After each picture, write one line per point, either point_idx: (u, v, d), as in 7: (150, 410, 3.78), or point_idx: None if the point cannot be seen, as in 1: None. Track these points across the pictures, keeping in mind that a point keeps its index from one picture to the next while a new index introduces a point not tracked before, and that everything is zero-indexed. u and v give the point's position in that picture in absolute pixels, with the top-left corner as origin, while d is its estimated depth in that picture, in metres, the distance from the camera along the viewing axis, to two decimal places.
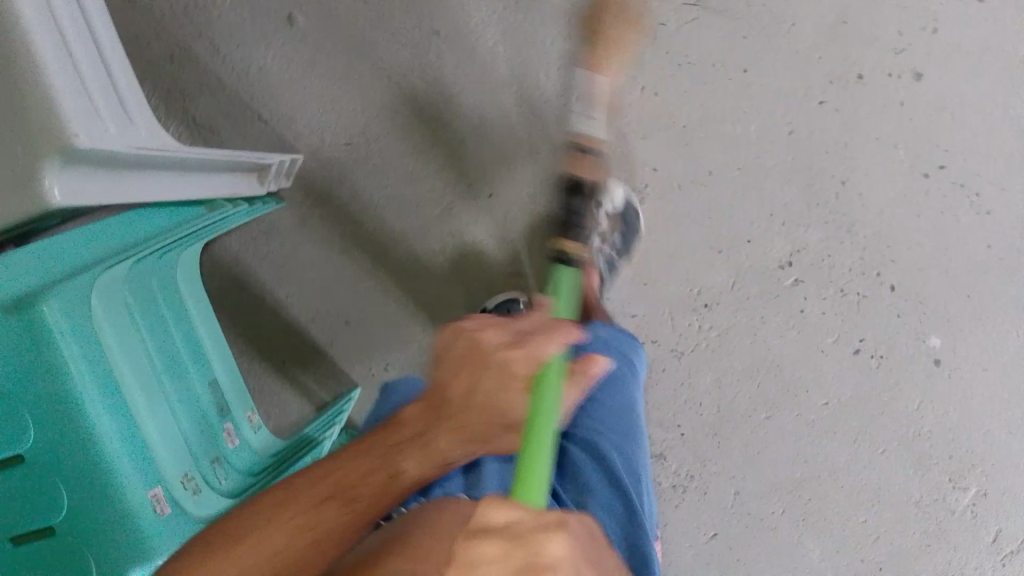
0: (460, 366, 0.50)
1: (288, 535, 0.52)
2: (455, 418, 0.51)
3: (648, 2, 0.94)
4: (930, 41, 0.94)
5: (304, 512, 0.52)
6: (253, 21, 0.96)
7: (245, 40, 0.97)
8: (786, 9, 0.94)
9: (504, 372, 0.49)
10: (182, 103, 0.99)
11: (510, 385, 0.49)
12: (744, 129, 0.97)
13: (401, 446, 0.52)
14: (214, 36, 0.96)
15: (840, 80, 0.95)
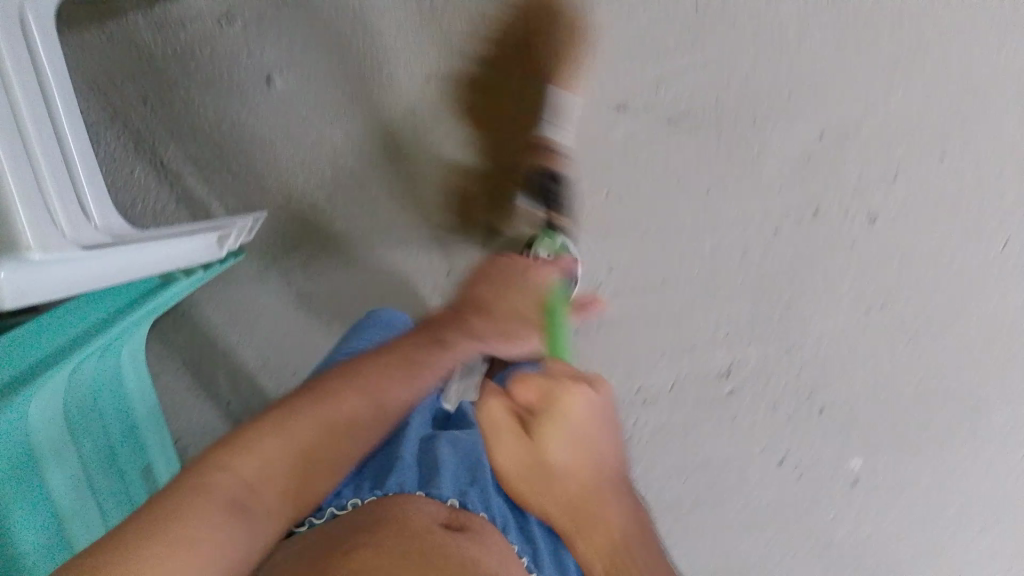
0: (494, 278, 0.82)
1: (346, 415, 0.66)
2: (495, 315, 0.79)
3: (623, 113, 0.96)
4: (890, 189, 0.97)
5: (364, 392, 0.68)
6: (230, 77, 0.95)
7: (221, 93, 0.95)
8: (758, 138, 0.96)
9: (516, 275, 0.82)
10: (151, 147, 0.97)
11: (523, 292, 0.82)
12: (704, 244, 0.99)
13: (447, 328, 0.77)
14: (190, 85, 0.95)
15: (795, 213, 0.98)
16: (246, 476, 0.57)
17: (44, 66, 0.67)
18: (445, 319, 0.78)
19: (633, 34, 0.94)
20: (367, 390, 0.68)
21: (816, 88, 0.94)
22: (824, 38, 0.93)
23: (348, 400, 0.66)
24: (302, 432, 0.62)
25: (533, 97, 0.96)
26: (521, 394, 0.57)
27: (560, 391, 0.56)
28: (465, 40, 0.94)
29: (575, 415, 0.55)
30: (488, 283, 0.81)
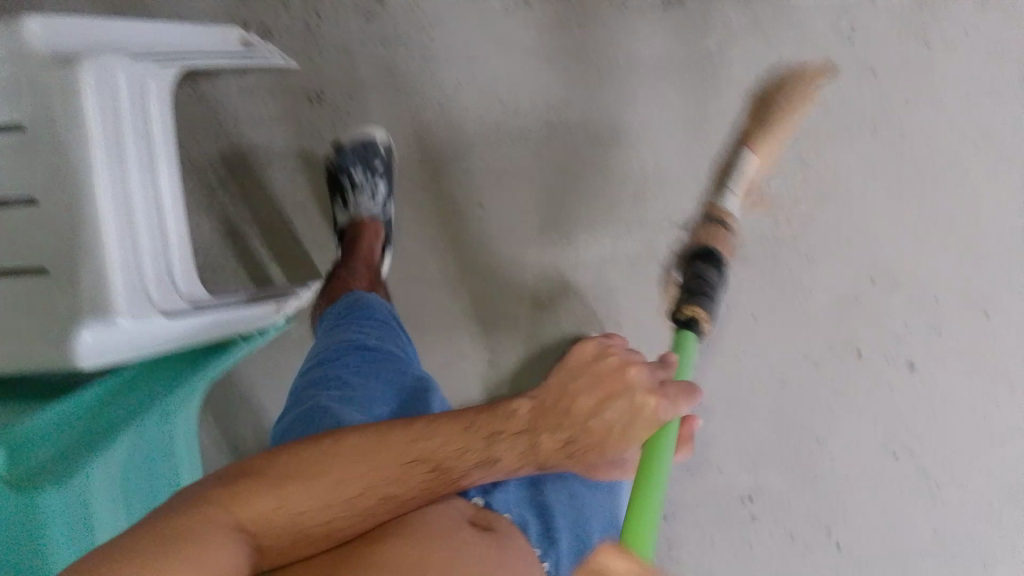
0: (595, 388, 0.59)
1: (374, 484, 0.59)
2: (569, 423, 0.59)
3: (684, 234, 0.99)
4: (931, 341, 0.99)
5: (403, 465, 0.59)
6: (312, 150, 1.01)
7: (300, 164, 1.01)
8: (809, 276, 0.99)
9: (604, 378, 0.59)
10: (225, 205, 1.03)
11: (608, 421, 0.59)
12: (740, 370, 1.02)
13: (511, 433, 0.60)
14: (272, 154, 1.01)
15: (836, 351, 1.00)
16: (242, 520, 0.54)
17: (158, 142, 0.71)
18: (517, 416, 0.60)
19: (704, 158, 0.98)
20: (413, 466, 0.59)
21: (872, 236, 0.98)
22: (885, 188, 0.97)
23: (386, 467, 0.59)
24: (321, 491, 0.57)
25: (597, 205, 1.00)
26: None
27: None
28: (541, 144, 1.00)
29: None
30: (584, 394, 0.59)
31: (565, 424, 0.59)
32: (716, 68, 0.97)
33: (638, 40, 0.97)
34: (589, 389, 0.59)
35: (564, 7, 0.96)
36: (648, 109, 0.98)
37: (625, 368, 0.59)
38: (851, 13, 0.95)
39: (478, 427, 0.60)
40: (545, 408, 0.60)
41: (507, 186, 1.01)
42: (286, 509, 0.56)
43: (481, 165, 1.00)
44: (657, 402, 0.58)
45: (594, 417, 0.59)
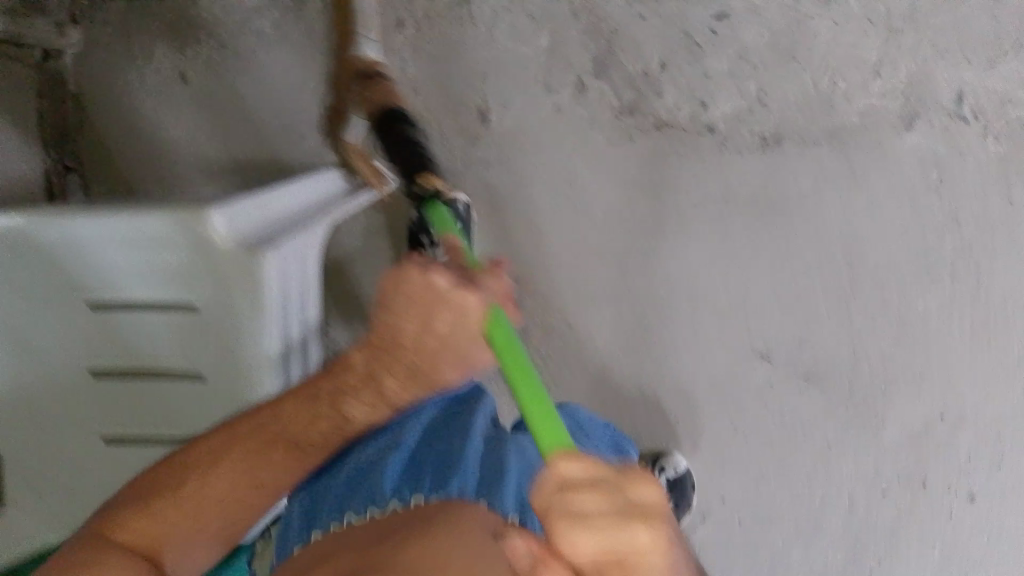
0: (416, 308, 0.58)
1: (237, 475, 0.66)
2: (399, 356, 0.61)
3: (765, 361, 1.03)
4: (993, 474, 1.04)
5: (255, 451, 0.66)
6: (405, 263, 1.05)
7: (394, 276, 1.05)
8: (883, 409, 1.04)
9: (430, 294, 0.57)
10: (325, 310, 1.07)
11: (433, 320, 0.57)
12: (810, 491, 1.07)
13: (348, 391, 0.65)
14: (367, 265, 1.05)
15: (903, 482, 1.06)
16: (128, 541, 0.62)
17: (310, 287, 0.85)
18: (353, 364, 0.64)
19: (784, 291, 1.02)
20: (270, 446, 0.66)
21: (944, 373, 1.03)
22: (957, 332, 1.02)
23: (240, 472, 0.66)
24: (195, 492, 0.65)
25: (681, 331, 1.03)
26: (562, 541, 0.38)
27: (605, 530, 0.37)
28: (633, 269, 1.03)
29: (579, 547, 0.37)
30: (404, 319, 0.59)
31: (388, 356, 0.62)
32: (811, 208, 1.01)
33: (733, 176, 1.00)
34: (404, 311, 0.58)
35: (664, 141, 1.00)
36: (745, 237, 1.01)
37: (433, 281, 0.57)
38: (940, 165, 0.99)
39: (319, 398, 0.67)
40: (377, 353, 0.63)
41: (598, 309, 1.05)
42: (157, 523, 0.63)
43: (573, 288, 1.04)
44: (472, 296, 0.56)
45: (406, 325, 0.59)
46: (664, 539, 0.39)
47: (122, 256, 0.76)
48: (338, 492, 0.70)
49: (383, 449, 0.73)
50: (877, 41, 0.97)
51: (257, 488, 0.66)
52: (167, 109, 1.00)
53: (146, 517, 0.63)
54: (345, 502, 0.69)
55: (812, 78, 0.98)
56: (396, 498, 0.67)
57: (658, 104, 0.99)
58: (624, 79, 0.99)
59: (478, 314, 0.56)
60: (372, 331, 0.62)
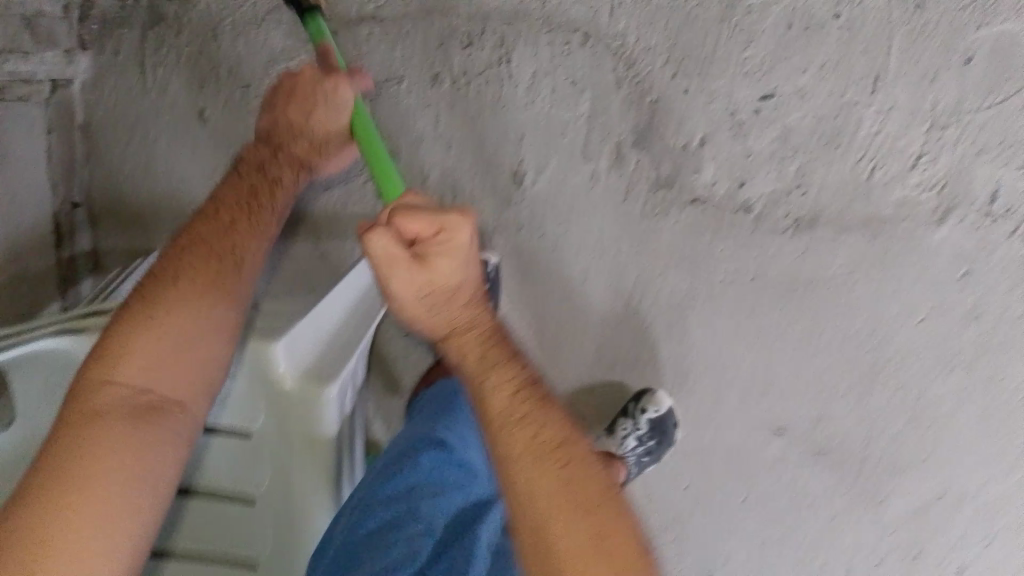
0: (297, 96, 0.83)
1: (178, 314, 0.74)
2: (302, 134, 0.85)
3: (779, 436, 1.06)
4: (981, 551, 1.08)
5: (186, 286, 0.76)
6: None
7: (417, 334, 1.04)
8: (887, 486, 1.07)
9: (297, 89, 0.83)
10: None
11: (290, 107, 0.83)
12: (810, 561, 1.11)
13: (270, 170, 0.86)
14: (389, 321, 1.03)
15: (897, 556, 1.10)
16: (104, 413, 0.68)
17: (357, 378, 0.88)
18: (254, 157, 0.86)
19: (807, 374, 1.04)
20: (233, 257, 0.79)
21: (946, 457, 1.06)
22: (964, 420, 1.04)
23: (172, 317, 0.73)
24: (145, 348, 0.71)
25: (701, 403, 1.07)
26: (399, 225, 0.60)
27: (436, 219, 0.60)
28: (657, 342, 1.04)
29: (425, 233, 0.60)
30: (295, 104, 0.84)
31: (297, 144, 0.86)
32: (837, 294, 1.01)
33: (768, 257, 1.00)
34: (286, 99, 0.83)
35: (699, 217, 0.99)
36: (771, 319, 1.02)
37: (306, 82, 0.83)
38: (969, 258, 0.98)
39: (248, 180, 0.85)
40: (283, 144, 0.86)
41: (620, 375, 1.07)
42: (120, 391, 0.70)
43: (597, 354, 1.06)
44: (342, 85, 0.80)
45: (309, 127, 0.84)
46: (457, 255, 0.61)
47: None
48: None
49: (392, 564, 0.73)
50: (921, 130, 0.95)
51: (216, 287, 0.77)
52: (182, 148, 0.95)
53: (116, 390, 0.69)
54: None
55: (852, 163, 0.96)
56: None
57: (695, 179, 0.97)
58: (663, 152, 0.96)
59: (343, 98, 0.81)
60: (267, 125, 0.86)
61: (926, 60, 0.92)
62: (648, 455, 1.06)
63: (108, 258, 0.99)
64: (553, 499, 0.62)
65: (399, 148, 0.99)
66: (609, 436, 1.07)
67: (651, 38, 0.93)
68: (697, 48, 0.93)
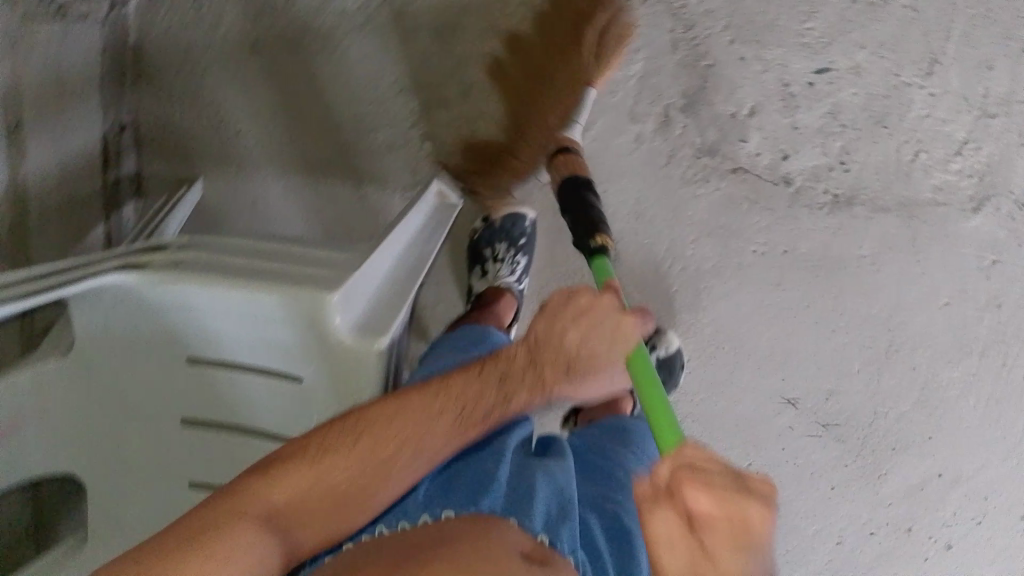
0: (574, 311, 0.65)
1: (367, 459, 0.58)
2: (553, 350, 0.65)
3: (791, 407, 1.10)
4: (971, 528, 1.13)
5: (391, 438, 0.60)
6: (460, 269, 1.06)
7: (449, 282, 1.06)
8: (889, 461, 1.11)
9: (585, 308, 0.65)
10: None
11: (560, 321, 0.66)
12: (807, 528, 1.15)
13: (514, 382, 0.65)
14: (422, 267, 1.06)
15: (891, 529, 1.14)
16: (253, 516, 0.53)
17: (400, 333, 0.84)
18: (516, 361, 0.66)
19: (826, 349, 1.07)
20: (434, 426, 0.61)
21: (950, 438, 1.09)
22: (973, 403, 1.07)
23: (359, 458, 0.58)
24: (332, 470, 0.57)
25: (720, 371, 1.09)
26: (687, 494, 0.45)
27: (727, 501, 0.44)
28: (684, 307, 1.06)
29: (713, 483, 0.45)
30: (566, 328, 0.65)
31: (557, 366, 0.65)
32: (864, 273, 1.03)
33: (801, 231, 1.01)
34: (567, 319, 0.65)
35: (739, 187, 1.00)
36: (797, 292, 1.04)
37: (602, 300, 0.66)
38: (998, 248, 1.00)
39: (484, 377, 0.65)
40: (538, 352, 0.66)
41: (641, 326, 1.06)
42: (282, 497, 0.55)
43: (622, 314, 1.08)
44: (630, 320, 0.64)
45: (574, 357, 0.65)
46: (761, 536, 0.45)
47: (229, 324, 0.68)
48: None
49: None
50: (969, 118, 0.95)
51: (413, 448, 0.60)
52: (233, 75, 0.96)
53: (285, 490, 0.55)
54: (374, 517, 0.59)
55: (896, 145, 0.97)
56: (427, 512, 0.58)
57: (739, 149, 0.98)
58: (711, 119, 0.97)
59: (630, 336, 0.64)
60: (534, 334, 0.66)
61: (981, 47, 0.93)
62: None
63: (151, 185, 1.00)
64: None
65: None
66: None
67: (714, 4, 0.94)
68: (759, 16, 0.94)
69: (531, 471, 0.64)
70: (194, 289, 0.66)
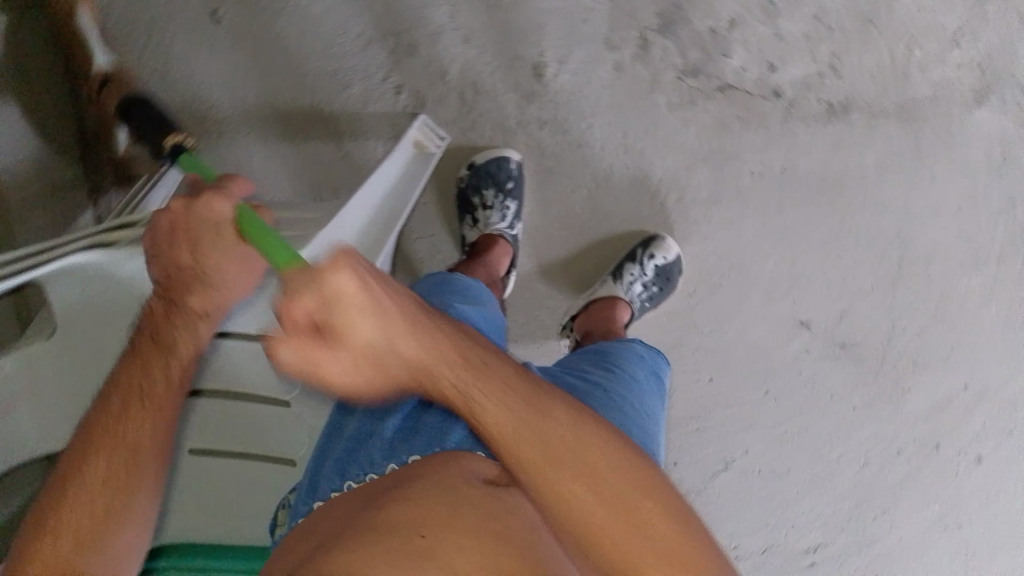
0: (184, 237, 0.61)
1: (110, 455, 0.66)
2: (184, 275, 0.64)
3: (805, 329, 1.07)
4: (1001, 440, 1.11)
5: (111, 422, 0.66)
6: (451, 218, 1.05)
7: (442, 233, 1.05)
8: (912, 379, 1.08)
9: (190, 224, 0.60)
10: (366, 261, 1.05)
11: (169, 244, 0.61)
12: (830, 450, 1.12)
13: (171, 314, 0.66)
14: (413, 220, 1.04)
15: (919, 446, 1.11)
16: (45, 560, 0.62)
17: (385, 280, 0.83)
18: (159, 308, 0.66)
19: (835, 267, 1.04)
20: (133, 417, 0.67)
21: (972, 348, 1.06)
22: (994, 311, 1.05)
23: (105, 452, 0.66)
24: (86, 476, 0.65)
25: (728, 299, 1.07)
26: (290, 308, 0.43)
27: (320, 285, 0.43)
28: (683, 237, 1.04)
29: (325, 287, 0.43)
30: (177, 251, 0.62)
31: (196, 293, 0.65)
32: (867, 185, 1.00)
33: (797, 147, 0.98)
34: (170, 248, 0.62)
35: (728, 107, 0.97)
36: (800, 212, 1.01)
37: (216, 210, 0.59)
38: (1008, 149, 0.98)
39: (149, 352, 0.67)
40: (172, 286, 0.64)
41: (633, 239, 1.04)
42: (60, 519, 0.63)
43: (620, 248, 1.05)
44: (218, 200, 0.59)
45: (215, 262, 0.63)
46: (375, 310, 0.45)
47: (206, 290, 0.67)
48: (341, 460, 0.62)
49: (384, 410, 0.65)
50: (963, 8, 0.93)
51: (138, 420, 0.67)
52: (203, 46, 0.95)
53: (63, 508, 0.64)
54: (345, 469, 0.61)
55: (888, 47, 0.94)
56: (395, 462, 0.59)
57: (724, 67, 0.95)
58: (690, 38, 0.94)
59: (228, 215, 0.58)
60: (159, 277, 0.63)
61: None
62: (649, 301, 1.05)
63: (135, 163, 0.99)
64: (599, 512, 0.50)
65: (416, 43, 0.95)
66: (608, 279, 1.04)
67: None
68: None
69: None
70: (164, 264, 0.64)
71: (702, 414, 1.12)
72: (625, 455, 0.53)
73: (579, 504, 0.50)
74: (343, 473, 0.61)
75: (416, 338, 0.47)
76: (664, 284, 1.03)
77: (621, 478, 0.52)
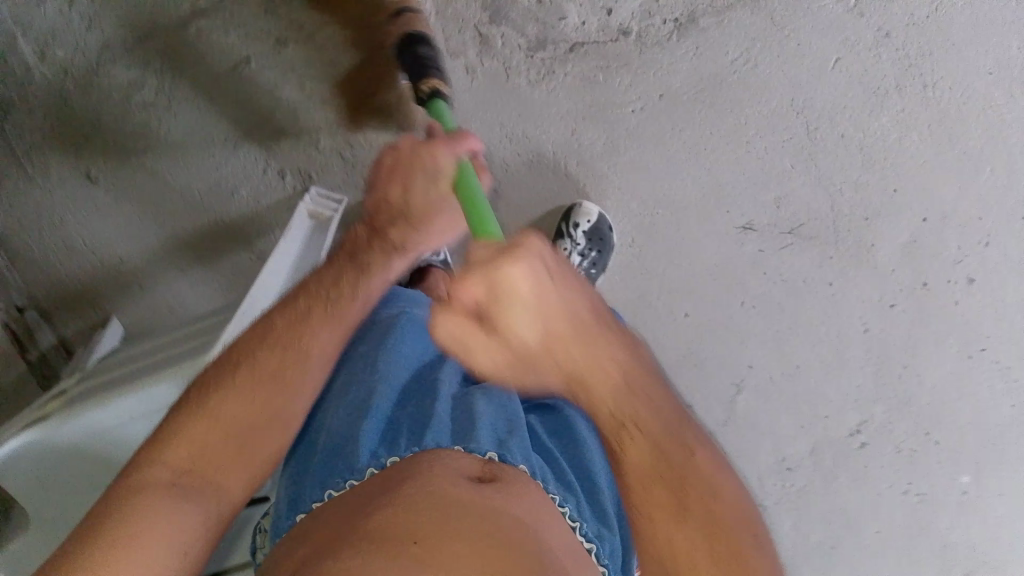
0: (398, 174, 0.68)
1: (246, 400, 0.65)
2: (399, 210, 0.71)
3: (750, 232, 1.08)
4: (983, 253, 1.07)
5: (254, 377, 0.66)
6: None
7: None
8: (871, 232, 1.08)
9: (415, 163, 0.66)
10: None
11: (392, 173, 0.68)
12: (824, 330, 1.13)
13: (360, 252, 0.73)
14: None
15: (908, 290, 1.10)
16: (171, 466, 0.60)
17: None
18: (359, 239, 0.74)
19: (751, 162, 1.04)
20: (272, 375, 0.66)
21: (917, 180, 1.04)
22: (920, 140, 1.02)
23: (244, 398, 0.65)
24: (225, 411, 0.64)
25: (668, 228, 1.09)
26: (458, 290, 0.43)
27: (498, 267, 0.42)
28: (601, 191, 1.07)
29: (512, 284, 0.43)
30: (391, 185, 0.69)
31: (391, 242, 0.73)
32: (746, 76, 0.99)
33: (664, 69, 0.98)
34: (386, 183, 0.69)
35: (585, 61, 0.98)
36: (695, 125, 1.02)
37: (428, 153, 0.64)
38: None
39: (315, 301, 0.71)
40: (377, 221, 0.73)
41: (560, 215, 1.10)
42: (183, 448, 0.61)
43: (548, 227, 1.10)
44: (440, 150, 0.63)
45: (417, 199, 0.69)
46: (540, 317, 0.44)
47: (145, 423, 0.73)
48: (319, 469, 0.62)
49: (354, 418, 0.65)
50: None
51: (276, 376, 0.67)
52: (91, 215, 1.02)
53: (195, 439, 0.62)
54: (324, 477, 0.61)
55: None
56: (376, 465, 0.60)
57: (565, 29, 0.95)
58: (523, 16, 0.94)
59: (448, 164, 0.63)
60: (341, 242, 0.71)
61: None
62: (594, 266, 1.11)
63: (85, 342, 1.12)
64: (687, 533, 0.52)
65: (280, 125, 0.97)
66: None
67: None
68: None
69: (467, 400, 0.67)
70: (96, 413, 0.71)
71: (694, 341, 1.16)
72: (718, 459, 0.55)
73: (673, 538, 0.52)
74: (324, 482, 0.61)
75: (586, 349, 0.46)
76: (602, 242, 1.08)
77: (719, 509, 0.53)
